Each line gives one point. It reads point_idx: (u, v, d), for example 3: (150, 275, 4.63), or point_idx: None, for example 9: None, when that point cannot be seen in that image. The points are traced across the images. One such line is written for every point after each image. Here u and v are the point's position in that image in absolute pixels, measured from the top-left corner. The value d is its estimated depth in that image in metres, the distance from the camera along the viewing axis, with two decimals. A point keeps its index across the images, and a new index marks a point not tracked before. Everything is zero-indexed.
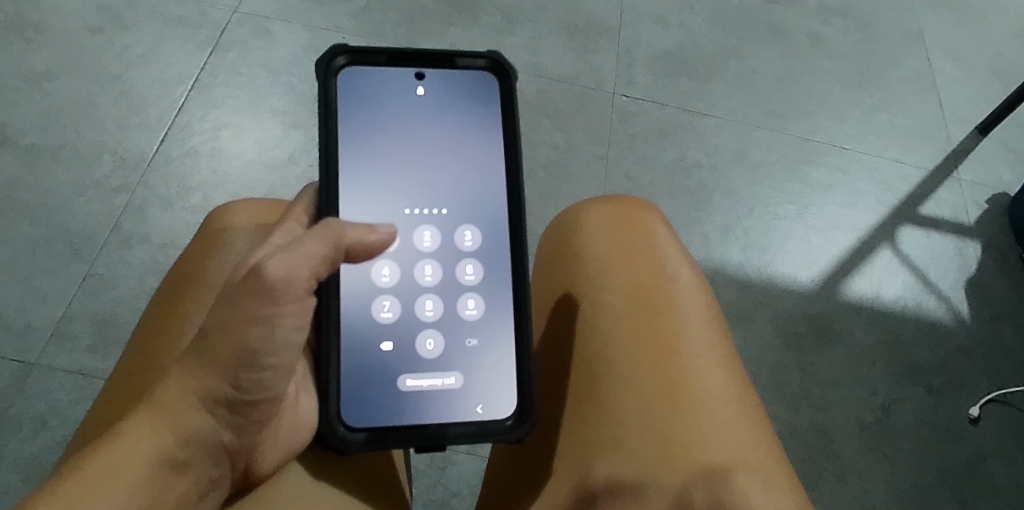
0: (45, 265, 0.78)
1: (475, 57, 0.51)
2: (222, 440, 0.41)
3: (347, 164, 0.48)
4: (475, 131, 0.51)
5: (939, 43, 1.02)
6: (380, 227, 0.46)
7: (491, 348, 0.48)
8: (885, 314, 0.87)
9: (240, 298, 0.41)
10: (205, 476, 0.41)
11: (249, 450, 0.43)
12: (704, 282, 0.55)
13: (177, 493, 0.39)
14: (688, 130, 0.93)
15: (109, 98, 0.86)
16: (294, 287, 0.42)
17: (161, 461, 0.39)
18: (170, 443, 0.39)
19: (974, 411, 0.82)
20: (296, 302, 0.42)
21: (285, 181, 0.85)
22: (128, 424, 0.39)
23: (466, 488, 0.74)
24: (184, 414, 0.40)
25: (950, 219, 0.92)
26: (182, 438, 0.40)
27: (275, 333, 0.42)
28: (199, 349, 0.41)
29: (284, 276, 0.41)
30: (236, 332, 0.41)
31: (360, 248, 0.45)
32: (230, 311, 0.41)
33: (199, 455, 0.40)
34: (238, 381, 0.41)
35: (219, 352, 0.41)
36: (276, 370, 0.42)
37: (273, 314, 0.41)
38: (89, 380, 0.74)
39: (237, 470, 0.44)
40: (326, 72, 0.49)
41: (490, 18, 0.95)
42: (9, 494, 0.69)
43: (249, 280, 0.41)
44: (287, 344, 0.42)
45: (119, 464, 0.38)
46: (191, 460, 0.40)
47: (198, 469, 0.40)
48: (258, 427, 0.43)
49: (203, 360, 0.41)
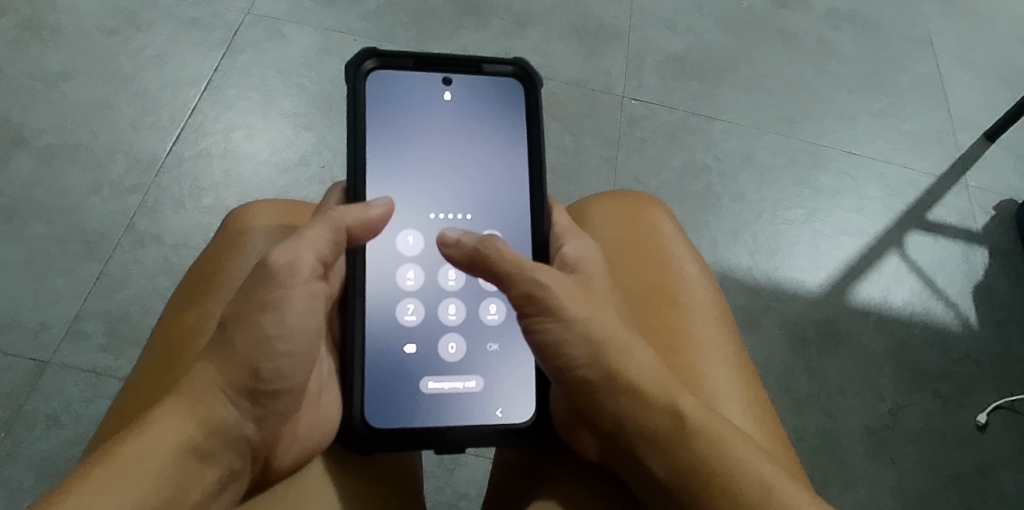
0: (59, 264, 0.78)
1: (502, 64, 0.55)
2: (245, 431, 0.43)
3: (374, 168, 0.52)
4: (499, 135, 0.54)
5: (947, 49, 1.02)
6: (377, 201, 0.48)
7: (512, 355, 0.51)
8: (892, 319, 0.87)
9: (254, 288, 0.43)
10: (229, 468, 0.43)
11: (269, 443, 0.45)
12: (707, 276, 0.60)
13: (202, 482, 0.41)
14: (697, 134, 0.93)
15: (123, 98, 0.86)
16: (299, 271, 0.44)
17: (185, 449, 0.40)
18: (196, 433, 0.41)
19: (981, 418, 0.83)
20: (300, 285, 0.44)
21: (297, 183, 0.85)
22: (158, 412, 0.41)
23: (474, 490, 0.74)
24: (209, 404, 0.42)
25: (958, 225, 0.92)
26: (206, 428, 0.41)
27: (287, 319, 0.43)
28: (223, 341, 0.43)
29: (286, 261, 0.44)
30: (255, 322, 0.43)
31: (360, 226, 0.47)
32: (250, 300, 0.43)
33: (224, 445, 0.42)
34: (258, 371, 0.43)
35: (241, 343, 0.43)
36: (293, 360, 0.44)
37: (283, 297, 0.43)
38: (102, 379, 0.74)
39: (259, 463, 0.45)
40: (355, 75, 0.52)
41: (500, 21, 0.95)
42: (23, 492, 0.70)
43: (258, 268, 0.44)
44: (300, 331, 0.44)
45: (149, 451, 0.39)
46: (217, 450, 0.41)
47: (222, 459, 0.42)
48: (278, 419, 0.45)
49: (227, 352, 0.43)
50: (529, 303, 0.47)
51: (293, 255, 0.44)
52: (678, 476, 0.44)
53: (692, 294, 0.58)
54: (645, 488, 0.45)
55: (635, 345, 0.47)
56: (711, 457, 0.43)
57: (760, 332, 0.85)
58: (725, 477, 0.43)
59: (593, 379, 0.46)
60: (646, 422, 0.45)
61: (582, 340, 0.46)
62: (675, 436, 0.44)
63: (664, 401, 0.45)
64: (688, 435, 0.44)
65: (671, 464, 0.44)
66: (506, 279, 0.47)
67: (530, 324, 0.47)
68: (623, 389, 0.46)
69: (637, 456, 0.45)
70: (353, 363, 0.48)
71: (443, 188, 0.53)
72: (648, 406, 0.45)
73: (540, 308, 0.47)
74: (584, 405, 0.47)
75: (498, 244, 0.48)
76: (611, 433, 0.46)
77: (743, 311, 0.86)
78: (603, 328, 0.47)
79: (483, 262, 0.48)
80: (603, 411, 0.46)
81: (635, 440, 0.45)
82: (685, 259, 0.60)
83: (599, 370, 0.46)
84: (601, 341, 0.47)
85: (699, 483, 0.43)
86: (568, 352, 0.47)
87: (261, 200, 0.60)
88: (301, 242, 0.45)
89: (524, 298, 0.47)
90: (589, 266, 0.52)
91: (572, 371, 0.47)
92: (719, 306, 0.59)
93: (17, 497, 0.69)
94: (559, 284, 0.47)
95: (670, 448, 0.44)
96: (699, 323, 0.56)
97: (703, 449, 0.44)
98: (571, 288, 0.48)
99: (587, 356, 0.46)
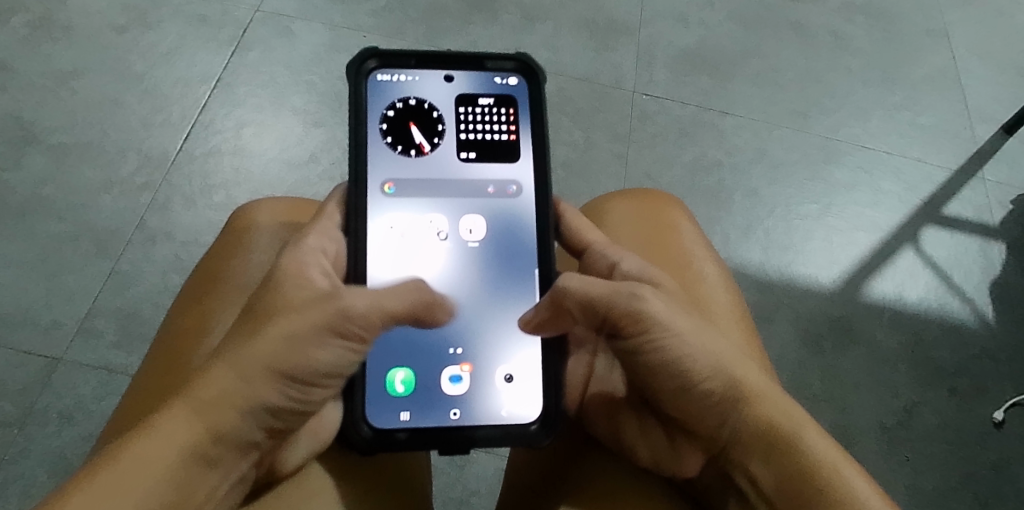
0: (71, 262, 0.79)
1: (505, 60, 0.55)
2: (253, 439, 0.43)
3: (375, 165, 0.52)
4: (502, 132, 0.54)
5: (964, 41, 1.01)
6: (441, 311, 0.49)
7: (517, 353, 0.51)
8: (906, 314, 0.86)
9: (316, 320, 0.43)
10: (234, 474, 0.43)
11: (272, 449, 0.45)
12: (728, 278, 0.59)
13: (205, 488, 0.41)
14: (709, 129, 0.93)
15: (133, 96, 0.87)
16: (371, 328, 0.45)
17: (192, 456, 0.40)
18: (204, 441, 0.41)
19: (998, 415, 0.81)
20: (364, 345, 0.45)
21: (307, 180, 0.85)
22: (163, 416, 0.40)
23: (484, 487, 0.74)
24: (220, 411, 0.41)
25: (974, 220, 0.91)
26: (215, 436, 0.41)
27: (326, 349, 0.44)
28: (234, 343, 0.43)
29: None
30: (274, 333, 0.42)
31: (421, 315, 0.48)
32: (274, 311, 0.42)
33: (230, 453, 0.42)
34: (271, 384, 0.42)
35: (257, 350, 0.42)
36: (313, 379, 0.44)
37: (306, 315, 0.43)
38: (114, 375, 0.75)
39: (263, 465, 0.46)
40: (357, 74, 0.52)
41: (510, 16, 0.95)
42: (36, 488, 0.70)
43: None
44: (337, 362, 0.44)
45: (154, 454, 0.39)
46: (222, 457, 0.42)
47: (227, 467, 0.42)
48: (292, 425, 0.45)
49: (245, 357, 0.42)
50: (639, 328, 0.45)
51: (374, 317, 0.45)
52: (791, 484, 0.43)
53: (711, 294, 0.57)
54: (754, 500, 0.45)
55: (743, 357, 0.47)
56: (824, 461, 0.43)
57: (772, 328, 0.84)
58: (838, 487, 0.42)
59: (711, 394, 0.45)
60: (767, 433, 0.44)
61: (703, 356, 0.45)
62: (792, 445, 0.43)
63: (779, 412, 0.45)
64: (801, 443, 0.43)
65: (783, 472, 0.43)
66: (605, 303, 0.46)
67: (642, 345, 0.46)
68: (741, 403, 0.45)
69: (750, 466, 0.44)
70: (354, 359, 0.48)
71: (447, 190, 0.53)
72: (763, 418, 0.44)
73: (659, 330, 0.45)
74: (699, 419, 0.46)
75: (584, 278, 0.46)
76: (729, 444, 0.45)
77: (754, 307, 0.85)
78: (718, 344, 0.46)
79: (573, 296, 0.46)
80: (723, 423, 0.45)
81: (751, 451, 0.44)
82: (704, 260, 0.59)
83: (719, 384, 0.45)
84: (720, 359, 0.45)
85: (813, 493, 0.42)
86: (688, 368, 0.45)
87: (267, 198, 0.60)
88: (313, 256, 0.47)
89: (628, 317, 0.45)
90: (655, 275, 0.49)
91: (690, 389, 0.45)
92: (738, 306, 0.58)
93: (30, 493, 0.70)
94: (666, 306, 0.46)
95: (785, 457, 0.43)
96: (724, 325, 0.55)
97: (818, 456, 0.43)
98: (677, 319, 0.46)
99: (706, 367, 0.45)
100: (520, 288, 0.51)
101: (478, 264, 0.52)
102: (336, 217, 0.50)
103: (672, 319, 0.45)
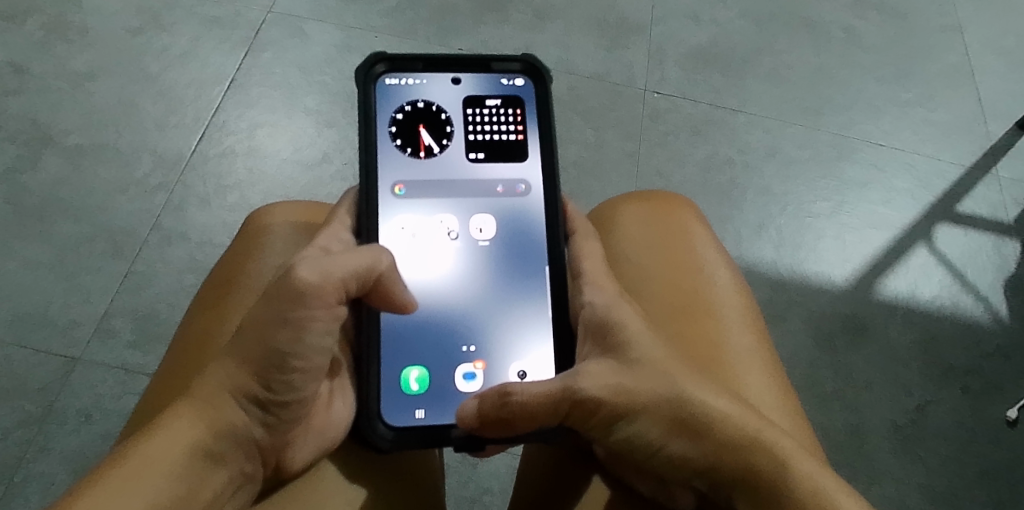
0: (88, 263, 0.80)
1: (511, 62, 0.55)
2: (255, 436, 0.43)
3: (386, 167, 0.52)
4: (511, 131, 0.54)
5: (978, 37, 1.00)
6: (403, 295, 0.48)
7: (532, 352, 0.51)
8: (920, 312, 0.86)
9: (291, 306, 0.41)
10: (240, 472, 0.43)
11: (279, 446, 0.45)
12: (738, 278, 0.59)
13: (213, 486, 0.41)
14: (721, 128, 0.92)
15: (148, 98, 0.87)
16: (326, 293, 0.42)
17: (197, 454, 0.40)
18: (207, 439, 0.41)
19: (1012, 413, 0.81)
20: (327, 311, 0.43)
21: (320, 180, 0.86)
22: (170, 415, 0.41)
23: (497, 485, 0.74)
24: (220, 410, 0.42)
25: (988, 217, 0.90)
26: (216, 433, 0.41)
27: (306, 337, 0.42)
28: (236, 344, 0.43)
29: (314, 279, 0.42)
30: (271, 335, 0.42)
31: (381, 297, 0.47)
32: (270, 314, 0.42)
33: (235, 450, 0.42)
34: (267, 382, 0.42)
35: (255, 351, 0.42)
36: (306, 374, 0.43)
37: (305, 318, 0.42)
38: (131, 375, 0.76)
39: (269, 466, 0.45)
40: (366, 79, 0.53)
41: (521, 15, 0.95)
42: (55, 486, 0.71)
43: (284, 281, 0.42)
44: (318, 350, 0.43)
45: (158, 453, 0.39)
46: (228, 455, 0.41)
47: (233, 464, 0.42)
48: (290, 423, 0.44)
49: (241, 356, 0.42)
50: (588, 415, 0.45)
51: (323, 277, 0.42)
52: None
53: (721, 297, 0.57)
54: None
55: (711, 391, 0.44)
56: (807, 490, 0.41)
57: (785, 327, 0.84)
58: None
59: (678, 458, 0.44)
60: (746, 483, 0.42)
61: (657, 419, 0.44)
62: (774, 485, 0.42)
63: (751, 455, 0.42)
64: (785, 480, 0.42)
65: None
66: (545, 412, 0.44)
67: (598, 421, 0.45)
68: (711, 454, 0.43)
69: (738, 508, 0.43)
70: (370, 354, 0.48)
71: (456, 190, 0.53)
72: (743, 464, 0.42)
73: (608, 407, 0.44)
74: (678, 476, 0.45)
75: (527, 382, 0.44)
76: (710, 489, 0.44)
77: (766, 305, 0.85)
78: (676, 388, 0.44)
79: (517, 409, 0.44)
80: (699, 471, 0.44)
81: (736, 494, 0.43)
82: (715, 262, 0.59)
83: (686, 441, 0.44)
84: (674, 411, 0.44)
85: None
86: (650, 428, 0.44)
87: (280, 201, 0.61)
88: (309, 249, 0.46)
89: (572, 408, 0.44)
90: (619, 314, 0.47)
91: (659, 454, 0.45)
92: (751, 311, 0.57)
93: (49, 492, 0.71)
94: (610, 373, 0.45)
95: (766, 499, 0.42)
96: (727, 336, 0.55)
97: (804, 485, 0.41)
98: (630, 375, 0.45)
99: (667, 422, 0.44)
100: (534, 287, 0.52)
101: (490, 269, 0.52)
102: (348, 221, 0.50)
103: (620, 387, 0.44)
